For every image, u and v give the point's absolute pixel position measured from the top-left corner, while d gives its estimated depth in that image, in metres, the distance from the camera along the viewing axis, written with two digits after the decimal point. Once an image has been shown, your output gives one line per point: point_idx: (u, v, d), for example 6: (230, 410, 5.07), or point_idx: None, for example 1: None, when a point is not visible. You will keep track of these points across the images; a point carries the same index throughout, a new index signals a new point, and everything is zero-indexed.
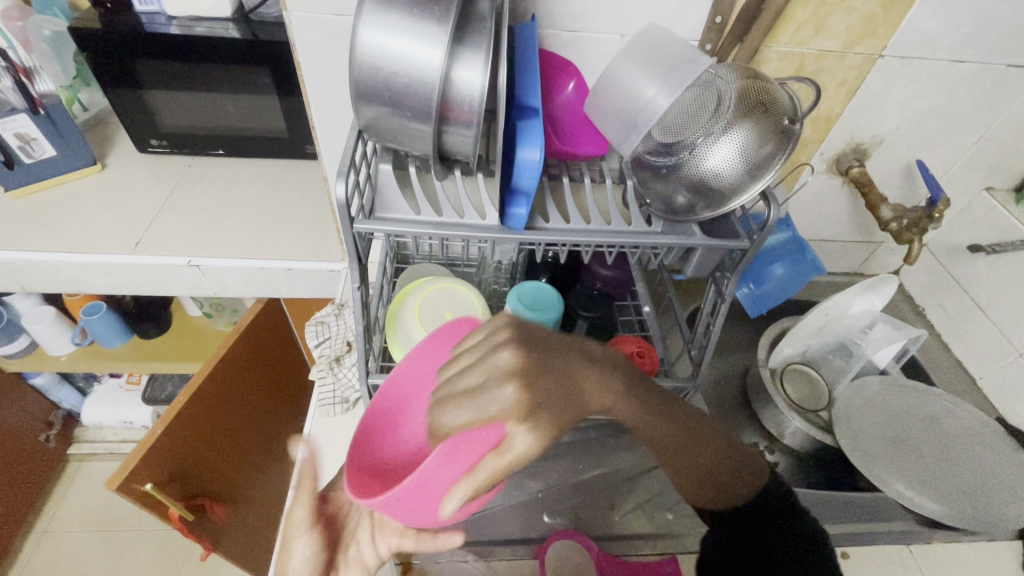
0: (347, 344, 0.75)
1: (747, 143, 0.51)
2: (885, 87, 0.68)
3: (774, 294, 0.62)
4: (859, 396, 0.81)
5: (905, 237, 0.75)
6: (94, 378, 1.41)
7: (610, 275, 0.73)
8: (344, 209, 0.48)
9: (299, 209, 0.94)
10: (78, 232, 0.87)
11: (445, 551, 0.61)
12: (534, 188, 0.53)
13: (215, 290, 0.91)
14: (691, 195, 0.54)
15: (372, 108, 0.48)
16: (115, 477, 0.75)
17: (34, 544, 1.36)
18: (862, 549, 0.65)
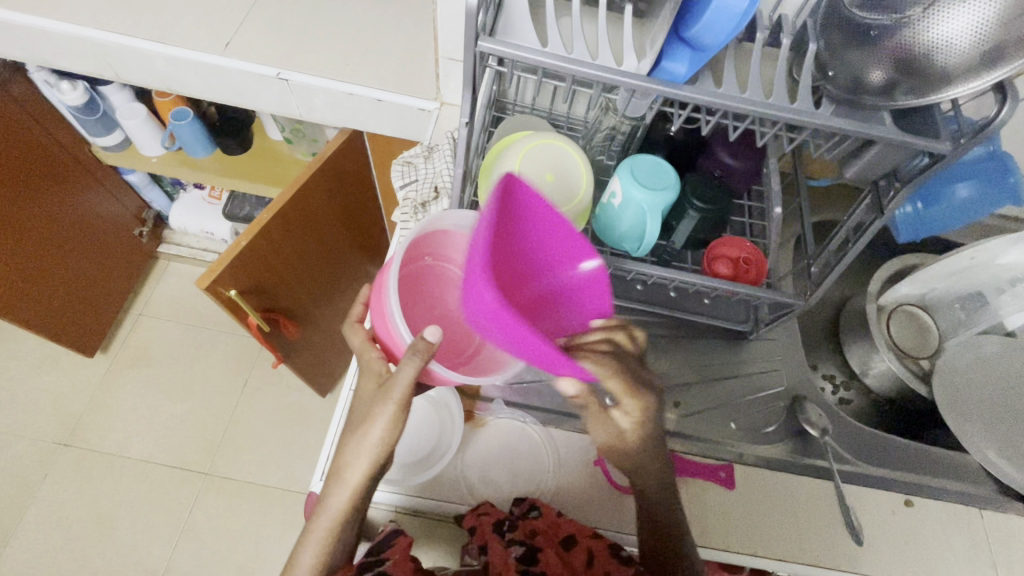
0: (434, 190, 0.71)
1: (1006, 6, 0.38)
2: None
3: (940, 218, 0.51)
4: (970, 353, 0.73)
5: None
6: (181, 186, 1.47)
7: (736, 165, 0.63)
8: (472, 20, 0.40)
9: (396, 33, 0.85)
10: (169, 23, 0.82)
11: (507, 408, 0.62)
12: (718, 50, 0.43)
13: (301, 111, 0.87)
14: (894, 72, 0.42)
15: None
16: (204, 278, 0.78)
17: (131, 322, 1.54)
18: (927, 500, 0.61)
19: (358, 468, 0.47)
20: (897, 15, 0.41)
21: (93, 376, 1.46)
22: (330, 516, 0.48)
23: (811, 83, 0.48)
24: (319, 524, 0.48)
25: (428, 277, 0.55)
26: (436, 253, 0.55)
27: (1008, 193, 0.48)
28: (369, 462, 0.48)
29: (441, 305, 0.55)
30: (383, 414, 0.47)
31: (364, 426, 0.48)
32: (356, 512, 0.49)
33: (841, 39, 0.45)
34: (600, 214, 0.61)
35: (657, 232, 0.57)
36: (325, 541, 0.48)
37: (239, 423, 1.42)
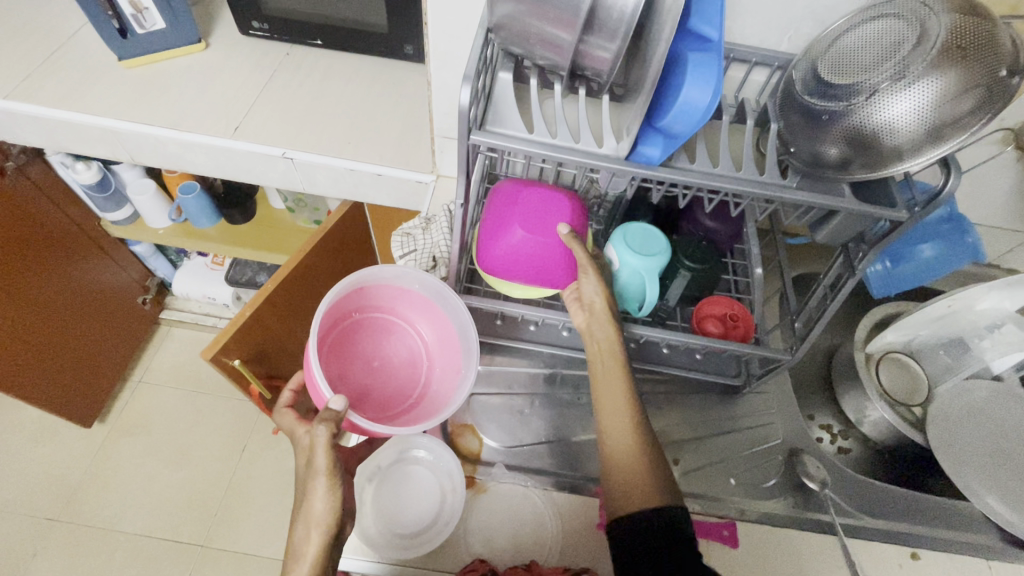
0: (433, 259, 0.74)
1: (940, 92, 0.42)
2: None
3: (911, 276, 0.55)
4: (962, 399, 0.74)
5: None
6: (185, 254, 1.50)
7: (716, 227, 0.67)
8: (465, 117, 0.45)
9: (394, 113, 0.91)
10: (183, 111, 0.89)
11: (508, 473, 0.62)
12: (688, 136, 0.45)
13: (304, 185, 0.91)
14: (847, 148, 0.47)
15: (508, 4, 0.43)
16: (210, 348, 0.79)
17: (131, 390, 1.53)
18: (936, 553, 0.61)
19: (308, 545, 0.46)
20: (845, 100, 0.46)
21: (89, 447, 1.44)
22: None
23: (778, 156, 0.53)
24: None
25: (365, 331, 0.64)
26: (379, 353, 0.63)
27: (967, 249, 0.53)
28: (317, 538, 0.47)
29: (379, 356, 0.63)
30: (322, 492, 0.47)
31: (304, 498, 0.48)
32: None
33: (799, 120, 0.49)
34: None
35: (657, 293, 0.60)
36: None
37: (236, 491, 1.40)
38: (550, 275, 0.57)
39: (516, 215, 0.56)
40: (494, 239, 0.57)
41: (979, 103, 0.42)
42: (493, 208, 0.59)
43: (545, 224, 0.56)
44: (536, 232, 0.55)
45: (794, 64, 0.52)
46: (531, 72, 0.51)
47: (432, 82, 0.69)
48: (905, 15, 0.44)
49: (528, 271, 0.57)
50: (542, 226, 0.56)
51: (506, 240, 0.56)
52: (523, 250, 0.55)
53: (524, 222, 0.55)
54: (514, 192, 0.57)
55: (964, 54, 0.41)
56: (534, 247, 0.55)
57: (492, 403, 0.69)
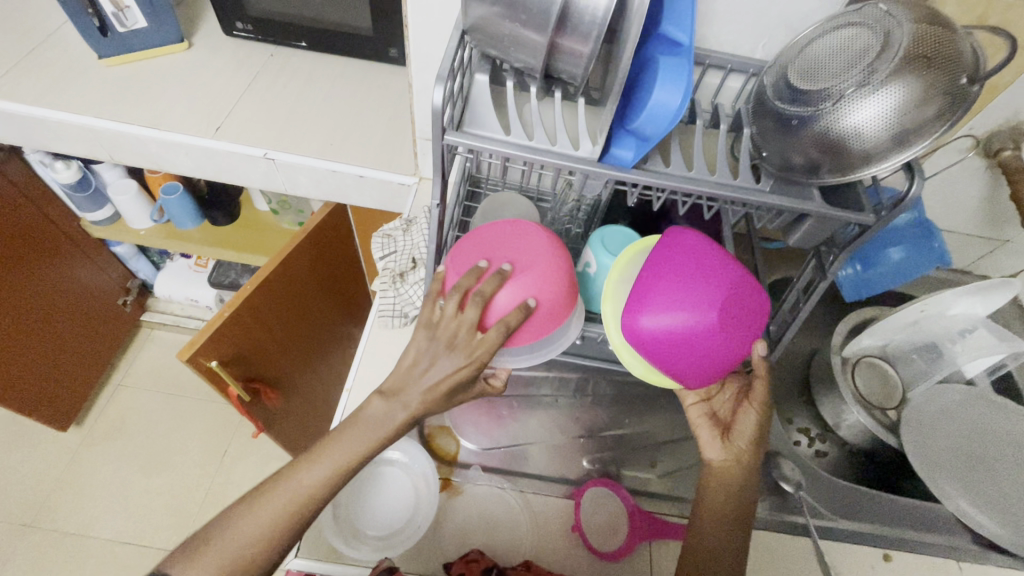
0: (412, 261, 0.74)
1: (903, 99, 0.43)
2: None
3: (880, 280, 0.56)
4: (936, 402, 0.75)
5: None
6: (168, 255, 1.49)
7: (693, 232, 0.67)
8: (438, 117, 0.45)
9: (377, 115, 0.92)
10: (163, 110, 0.88)
11: (484, 475, 0.61)
12: (659, 139, 0.46)
13: (286, 186, 0.91)
14: (817, 153, 0.47)
15: (482, 6, 0.44)
16: (186, 349, 0.79)
17: (110, 393, 1.51)
18: (908, 554, 0.62)
19: (314, 477, 0.48)
20: (813, 106, 0.47)
21: (65, 451, 1.41)
22: (265, 512, 0.47)
23: (751, 160, 0.54)
24: (248, 510, 0.47)
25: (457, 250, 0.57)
26: None
27: (934, 255, 0.54)
28: (329, 468, 0.48)
29: None
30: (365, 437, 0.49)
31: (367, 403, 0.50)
32: (279, 535, 0.46)
33: (771, 126, 0.50)
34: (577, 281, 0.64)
35: None
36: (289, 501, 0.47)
37: (216, 497, 1.37)
38: (693, 376, 0.50)
39: (720, 299, 0.47)
40: (679, 315, 0.47)
41: (942, 109, 0.43)
42: (677, 266, 0.48)
43: (743, 328, 0.48)
44: (731, 334, 0.47)
45: (766, 71, 0.53)
46: (507, 75, 0.52)
47: (413, 84, 0.69)
48: (870, 24, 0.45)
49: (681, 364, 0.49)
50: (738, 327, 0.48)
51: (696, 325, 0.47)
52: (699, 348, 0.47)
53: (727, 321, 0.47)
54: (726, 263, 0.48)
55: (927, 62, 0.42)
56: (714, 353, 0.48)
57: (470, 404, 0.68)
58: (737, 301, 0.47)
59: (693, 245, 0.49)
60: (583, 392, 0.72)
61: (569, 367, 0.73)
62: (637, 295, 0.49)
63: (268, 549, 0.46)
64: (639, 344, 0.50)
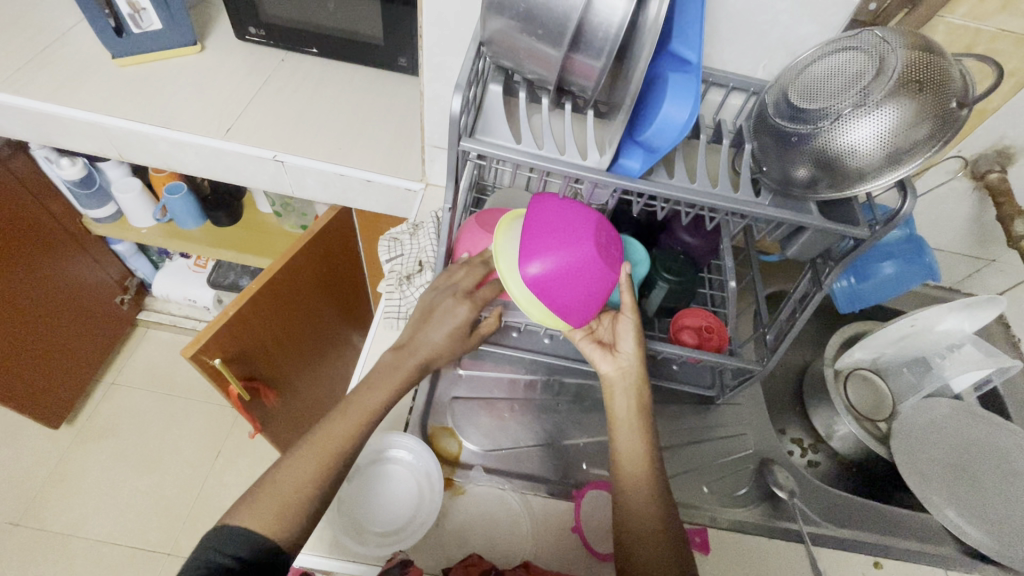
0: (419, 263, 0.74)
1: (897, 120, 0.45)
2: None
3: (874, 292, 0.58)
4: (925, 414, 0.77)
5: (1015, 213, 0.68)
6: (167, 254, 1.49)
7: (694, 242, 0.69)
8: (455, 124, 0.47)
9: (385, 121, 0.94)
10: (175, 110, 0.89)
11: (485, 475, 0.62)
12: (666, 151, 0.48)
13: (293, 188, 0.92)
14: (815, 169, 0.50)
15: (501, 20, 0.46)
16: (190, 346, 0.79)
17: (102, 392, 1.50)
18: (897, 561, 0.63)
19: (309, 463, 0.51)
20: (812, 124, 0.49)
21: (56, 449, 1.40)
22: (265, 505, 0.49)
23: (751, 175, 0.56)
24: (252, 504, 0.49)
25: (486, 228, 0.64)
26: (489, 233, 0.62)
27: (924, 269, 0.57)
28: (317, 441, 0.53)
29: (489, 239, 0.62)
30: (350, 422, 0.54)
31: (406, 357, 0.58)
32: (285, 519, 0.48)
33: (771, 142, 0.52)
34: None
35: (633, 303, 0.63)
36: (295, 475, 0.51)
37: (208, 498, 1.36)
38: (583, 312, 0.53)
39: (586, 232, 0.51)
40: (561, 251, 0.51)
41: (932, 132, 0.46)
42: (552, 215, 0.52)
43: (616, 259, 0.53)
44: (610, 262, 0.52)
45: (767, 90, 0.55)
46: (521, 86, 0.54)
47: (425, 92, 0.71)
48: (867, 49, 0.47)
49: (574, 299, 0.52)
50: (611, 260, 0.52)
51: (578, 257, 0.50)
52: (590, 276, 0.51)
53: (602, 250, 0.51)
54: (570, 207, 0.52)
55: (919, 87, 0.45)
56: (600, 281, 0.52)
57: (472, 405, 0.69)
58: (597, 233, 0.52)
59: (552, 199, 0.53)
60: (583, 397, 0.73)
61: (569, 373, 0.74)
62: (524, 244, 0.52)
63: (275, 536, 0.48)
64: (536, 288, 0.52)
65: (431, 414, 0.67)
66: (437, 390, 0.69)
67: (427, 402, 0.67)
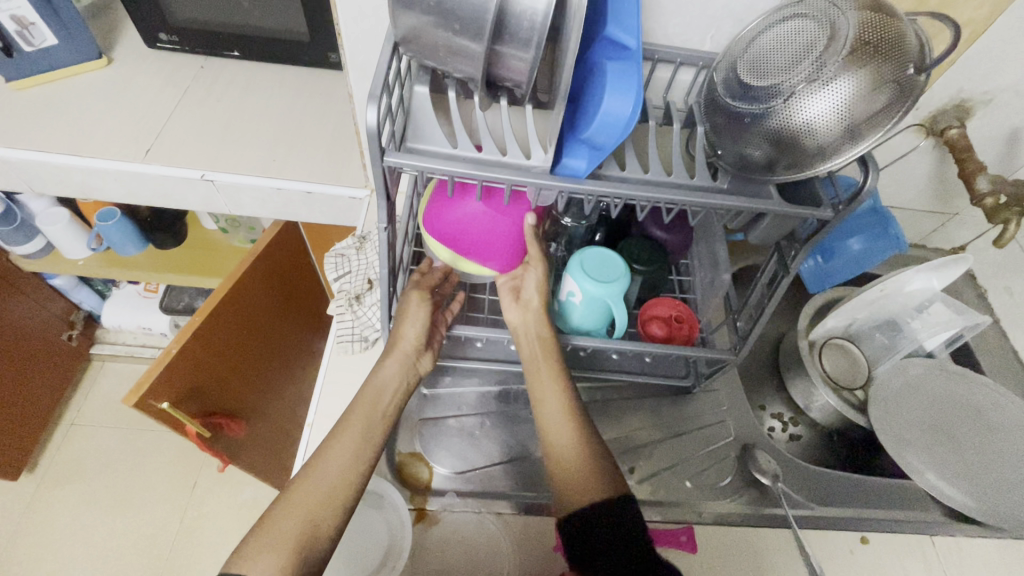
0: (368, 282, 0.71)
1: (855, 91, 0.42)
2: (1002, 42, 0.59)
3: (844, 269, 0.60)
4: (899, 377, 0.77)
5: (973, 169, 0.66)
6: (113, 283, 1.40)
7: (667, 237, 0.67)
8: (375, 139, 0.42)
9: (321, 125, 0.87)
10: (85, 134, 0.81)
11: (460, 500, 0.59)
12: (612, 147, 0.44)
13: (230, 207, 0.86)
14: (771, 149, 0.46)
15: (413, 16, 0.41)
16: (132, 394, 0.74)
17: (63, 434, 1.42)
18: (883, 534, 0.63)
19: (318, 487, 0.46)
20: (764, 103, 0.45)
21: (20, 501, 1.33)
22: (280, 542, 0.43)
23: (706, 159, 0.52)
24: (263, 548, 0.42)
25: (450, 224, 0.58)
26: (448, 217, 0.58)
27: (892, 240, 0.56)
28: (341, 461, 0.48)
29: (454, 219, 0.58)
30: (349, 444, 0.49)
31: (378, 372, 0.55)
32: (313, 546, 0.44)
33: (724, 123, 0.49)
34: (559, 308, 0.62)
35: (626, 318, 0.58)
36: (325, 494, 0.46)
37: (189, 531, 1.32)
38: (504, 259, 0.57)
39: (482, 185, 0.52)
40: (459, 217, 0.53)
41: (893, 97, 0.42)
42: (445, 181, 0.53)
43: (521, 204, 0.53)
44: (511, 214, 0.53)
45: (715, 66, 0.51)
46: (449, 84, 0.49)
47: (353, 94, 0.65)
48: (815, 14, 0.44)
49: (495, 254, 0.56)
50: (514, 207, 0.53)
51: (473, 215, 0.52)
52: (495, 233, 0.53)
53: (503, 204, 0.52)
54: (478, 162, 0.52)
55: (874, 52, 0.42)
56: (509, 234, 0.54)
57: (438, 426, 0.65)
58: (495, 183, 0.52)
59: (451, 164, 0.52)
60: None
61: None
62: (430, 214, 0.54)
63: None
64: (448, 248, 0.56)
65: (396, 440, 0.63)
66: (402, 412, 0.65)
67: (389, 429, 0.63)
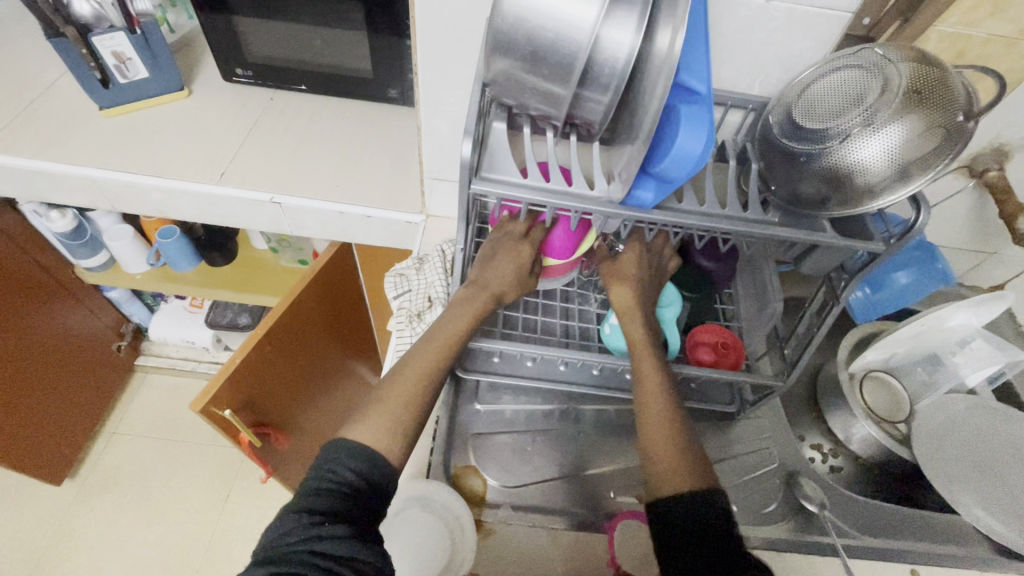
0: (428, 300, 0.73)
1: (907, 134, 0.45)
2: None
3: (889, 302, 0.61)
4: (942, 411, 0.77)
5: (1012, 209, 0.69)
6: (163, 297, 1.47)
7: (713, 266, 0.69)
8: (465, 168, 0.46)
9: (381, 154, 0.93)
10: (168, 157, 0.88)
11: (513, 514, 0.61)
12: (679, 182, 0.48)
13: (292, 228, 0.92)
14: (826, 186, 0.50)
15: (504, 62, 0.46)
16: (200, 399, 0.78)
17: (104, 442, 1.47)
18: (933, 568, 0.63)
19: (400, 392, 0.53)
20: (820, 143, 0.49)
21: (59, 506, 1.36)
22: (374, 424, 0.50)
23: (759, 193, 0.56)
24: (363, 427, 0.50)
25: None
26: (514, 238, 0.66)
27: (937, 275, 0.59)
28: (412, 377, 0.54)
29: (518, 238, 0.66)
30: (424, 361, 0.55)
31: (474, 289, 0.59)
32: (397, 439, 0.50)
33: (779, 161, 0.53)
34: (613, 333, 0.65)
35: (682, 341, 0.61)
36: (402, 393, 0.53)
37: (221, 543, 1.34)
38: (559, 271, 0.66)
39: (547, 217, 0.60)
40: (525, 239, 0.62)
41: (942, 141, 0.46)
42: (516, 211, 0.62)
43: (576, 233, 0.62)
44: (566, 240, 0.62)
45: (770, 109, 0.55)
46: (524, 121, 0.53)
47: (422, 127, 0.71)
48: (868, 66, 0.48)
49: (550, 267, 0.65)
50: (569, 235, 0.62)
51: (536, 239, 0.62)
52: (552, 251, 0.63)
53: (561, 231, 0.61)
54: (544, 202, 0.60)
55: (924, 101, 0.45)
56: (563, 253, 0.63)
57: (490, 442, 0.68)
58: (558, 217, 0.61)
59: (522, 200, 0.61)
60: (606, 421, 0.71)
61: (588, 399, 0.72)
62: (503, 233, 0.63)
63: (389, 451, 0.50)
64: None
65: (452, 452, 0.66)
66: (457, 426, 0.68)
67: (445, 440, 0.66)
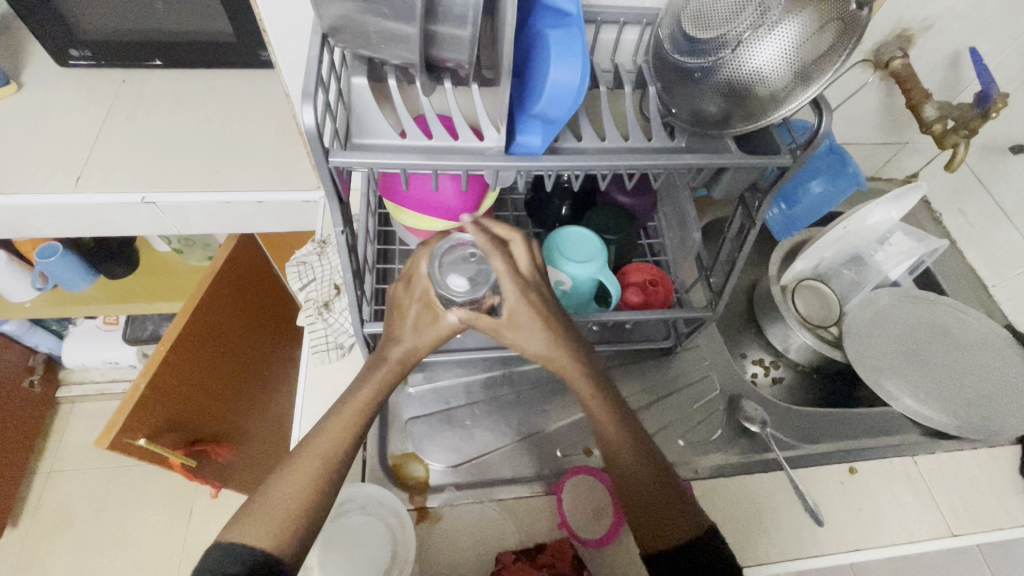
0: (335, 287, 0.68)
1: (801, 32, 0.41)
2: None
3: (806, 214, 0.62)
4: (869, 309, 0.79)
5: (919, 98, 0.67)
6: (69, 320, 1.33)
7: (630, 202, 0.66)
8: (316, 140, 0.39)
9: (263, 129, 0.83)
10: (6, 169, 0.75)
11: (460, 494, 0.59)
12: (566, 120, 0.42)
13: (179, 227, 0.82)
14: (726, 101, 0.45)
15: (338, 3, 0.38)
16: (105, 435, 0.71)
17: (42, 483, 1.37)
18: (871, 462, 0.66)
19: (298, 484, 0.43)
20: (713, 55, 0.44)
21: (7, 557, 1.28)
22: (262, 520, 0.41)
23: (662, 119, 0.52)
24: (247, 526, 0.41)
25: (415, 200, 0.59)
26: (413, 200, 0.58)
27: (850, 181, 0.58)
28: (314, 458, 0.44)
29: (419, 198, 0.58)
30: (323, 444, 0.45)
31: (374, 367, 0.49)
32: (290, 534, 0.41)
33: (676, 80, 0.48)
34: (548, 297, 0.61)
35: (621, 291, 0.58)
36: (296, 490, 0.43)
37: (193, 558, 1.30)
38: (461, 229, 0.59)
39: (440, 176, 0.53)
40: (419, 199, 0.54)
41: (839, 34, 0.42)
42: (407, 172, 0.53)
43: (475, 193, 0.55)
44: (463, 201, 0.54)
45: (661, 22, 0.50)
46: (387, 72, 0.46)
47: (289, 93, 0.62)
48: None
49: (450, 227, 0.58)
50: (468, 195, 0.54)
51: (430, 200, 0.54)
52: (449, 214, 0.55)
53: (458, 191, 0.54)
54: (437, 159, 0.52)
55: None
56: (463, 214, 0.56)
57: (428, 423, 0.64)
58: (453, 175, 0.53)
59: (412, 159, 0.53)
60: (546, 379, 0.69)
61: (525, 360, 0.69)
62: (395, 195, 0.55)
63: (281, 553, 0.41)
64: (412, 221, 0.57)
65: (387, 443, 0.62)
66: (389, 414, 0.64)
67: (379, 432, 0.62)
